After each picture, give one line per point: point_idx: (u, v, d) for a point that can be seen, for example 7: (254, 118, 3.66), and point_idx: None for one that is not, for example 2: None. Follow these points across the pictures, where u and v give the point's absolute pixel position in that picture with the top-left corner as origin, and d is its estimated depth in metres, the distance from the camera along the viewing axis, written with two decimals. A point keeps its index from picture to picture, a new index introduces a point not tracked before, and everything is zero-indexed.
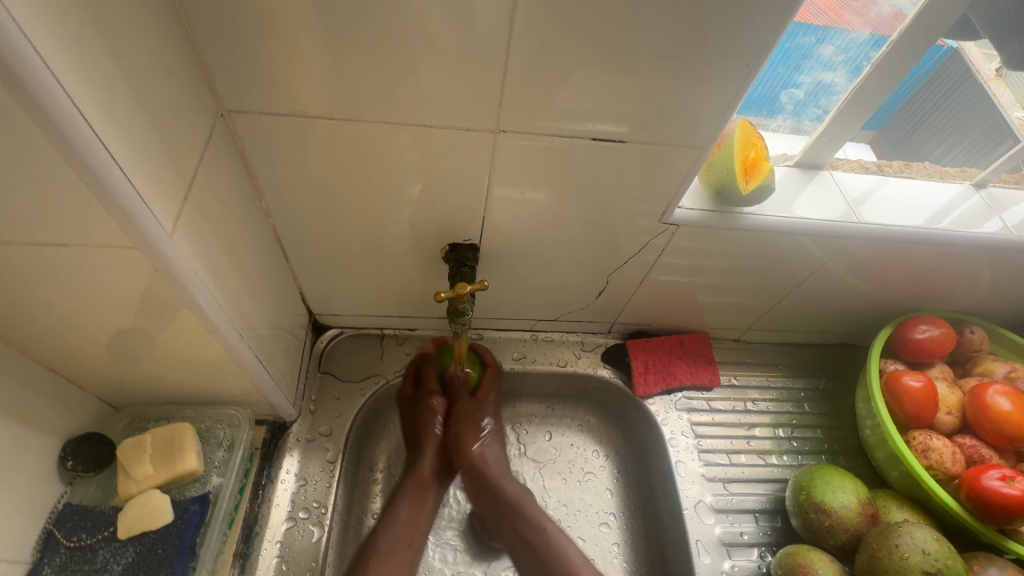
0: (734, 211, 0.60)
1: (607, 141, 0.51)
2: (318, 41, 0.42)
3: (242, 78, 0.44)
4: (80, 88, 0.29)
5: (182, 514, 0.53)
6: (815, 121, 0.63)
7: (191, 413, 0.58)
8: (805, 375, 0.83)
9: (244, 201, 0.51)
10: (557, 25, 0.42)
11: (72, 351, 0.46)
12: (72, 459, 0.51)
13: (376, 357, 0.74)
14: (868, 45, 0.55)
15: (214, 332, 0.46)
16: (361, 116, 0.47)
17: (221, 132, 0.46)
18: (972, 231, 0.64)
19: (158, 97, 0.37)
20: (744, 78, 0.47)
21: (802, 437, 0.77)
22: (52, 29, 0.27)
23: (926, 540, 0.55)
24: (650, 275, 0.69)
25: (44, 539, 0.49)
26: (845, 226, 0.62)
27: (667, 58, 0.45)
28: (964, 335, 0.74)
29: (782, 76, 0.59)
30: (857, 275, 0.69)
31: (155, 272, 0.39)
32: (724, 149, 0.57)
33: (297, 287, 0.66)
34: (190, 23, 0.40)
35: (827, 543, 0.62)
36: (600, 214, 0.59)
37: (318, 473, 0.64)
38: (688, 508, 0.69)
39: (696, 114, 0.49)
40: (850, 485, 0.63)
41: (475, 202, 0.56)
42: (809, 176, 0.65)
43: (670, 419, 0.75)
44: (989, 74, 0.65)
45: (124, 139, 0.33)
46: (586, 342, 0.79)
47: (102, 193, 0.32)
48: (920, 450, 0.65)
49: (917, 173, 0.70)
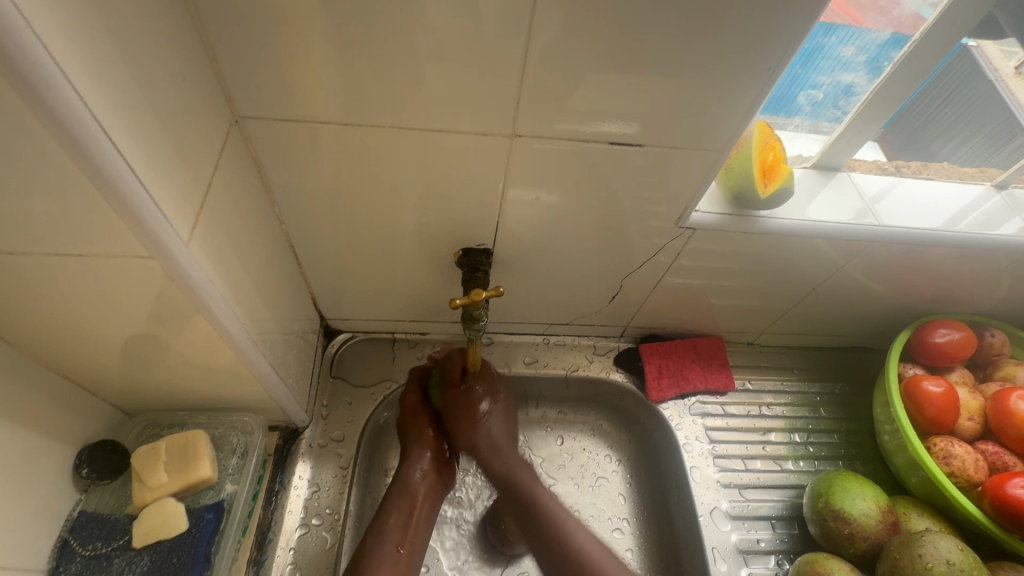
0: (752, 215, 0.59)
1: (622, 146, 0.51)
2: (332, 48, 0.41)
3: (255, 84, 0.43)
4: (95, 94, 0.29)
5: (197, 522, 0.53)
6: (834, 122, 0.61)
7: (204, 420, 0.58)
8: (821, 379, 0.82)
9: (258, 208, 0.51)
10: (575, 27, 0.41)
11: (87, 359, 0.46)
12: (87, 467, 0.51)
13: (388, 362, 0.73)
14: (889, 44, 0.54)
15: (228, 339, 0.46)
16: (375, 121, 0.47)
17: (234, 138, 0.46)
18: (992, 233, 0.63)
19: (173, 103, 0.36)
20: (765, 80, 0.46)
21: (819, 442, 0.76)
22: (71, 39, 0.27)
23: (951, 549, 0.54)
24: (664, 278, 0.68)
25: (59, 547, 0.49)
26: (864, 228, 0.61)
27: (685, 61, 0.44)
28: (985, 338, 0.73)
29: (797, 75, 0.57)
30: (874, 278, 0.68)
31: (172, 280, 0.39)
32: (742, 152, 0.56)
33: (309, 292, 0.66)
34: (205, 30, 0.40)
35: (847, 552, 0.61)
36: (614, 217, 0.58)
37: (330, 479, 0.64)
38: (704, 515, 0.68)
39: (715, 117, 0.49)
40: (869, 492, 0.62)
41: (490, 206, 0.56)
42: (826, 178, 0.65)
43: (684, 424, 0.74)
44: (1008, 72, 0.65)
45: (141, 147, 0.33)
46: (599, 346, 0.78)
47: (118, 202, 0.32)
48: (942, 457, 0.63)
49: (935, 174, 0.69)
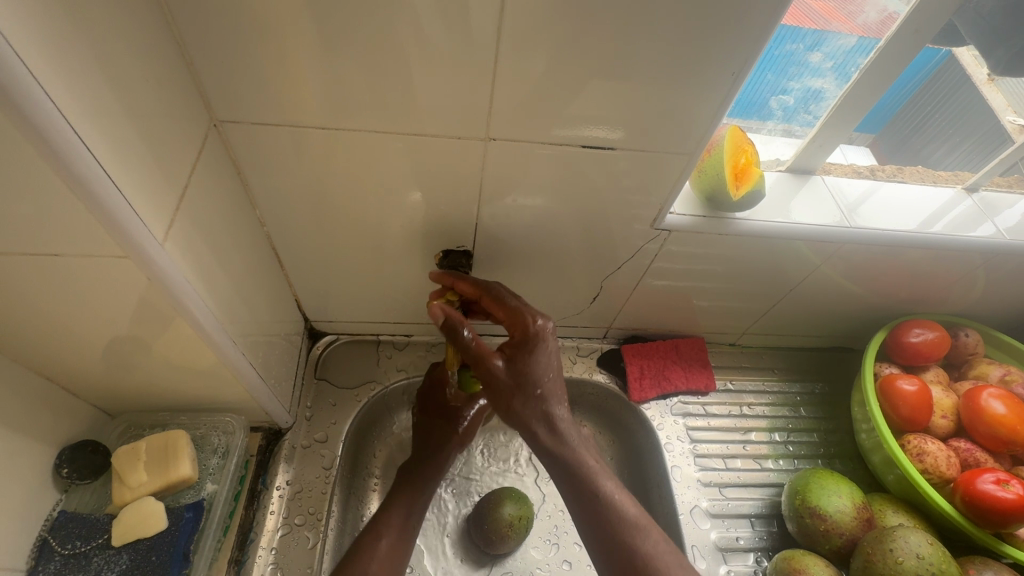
0: (725, 216, 0.60)
1: (598, 148, 0.52)
2: (308, 53, 0.42)
3: (232, 88, 0.44)
4: (67, 98, 0.30)
5: (176, 521, 0.53)
6: (806, 126, 0.63)
7: (186, 420, 0.58)
8: (801, 380, 0.83)
9: (237, 209, 0.51)
10: (544, 34, 0.42)
11: (67, 360, 0.47)
12: (68, 467, 0.51)
13: (372, 364, 0.74)
14: (856, 51, 0.55)
15: (208, 340, 0.47)
16: (352, 125, 0.48)
17: (213, 142, 0.46)
18: (966, 235, 0.65)
19: (147, 106, 0.37)
20: (730, 85, 0.47)
21: (798, 441, 0.77)
22: (42, 47, 0.28)
23: (921, 544, 0.55)
24: (644, 280, 0.69)
25: (39, 546, 0.49)
26: (838, 230, 0.62)
27: (651, 67, 0.45)
28: (959, 338, 0.74)
29: (770, 82, 0.59)
30: (851, 278, 0.69)
31: (148, 280, 0.39)
32: (714, 155, 0.57)
33: (293, 294, 0.66)
34: (181, 35, 0.41)
35: (822, 547, 0.62)
36: (593, 219, 0.59)
37: (313, 480, 0.64)
38: (684, 513, 0.69)
39: (685, 120, 0.50)
40: (844, 489, 0.63)
41: (469, 208, 0.57)
42: (801, 181, 0.66)
43: (666, 424, 0.75)
44: (982, 78, 0.66)
45: (112, 148, 0.34)
46: (582, 347, 0.79)
47: (92, 203, 0.33)
48: (915, 454, 0.65)
49: (909, 177, 0.70)
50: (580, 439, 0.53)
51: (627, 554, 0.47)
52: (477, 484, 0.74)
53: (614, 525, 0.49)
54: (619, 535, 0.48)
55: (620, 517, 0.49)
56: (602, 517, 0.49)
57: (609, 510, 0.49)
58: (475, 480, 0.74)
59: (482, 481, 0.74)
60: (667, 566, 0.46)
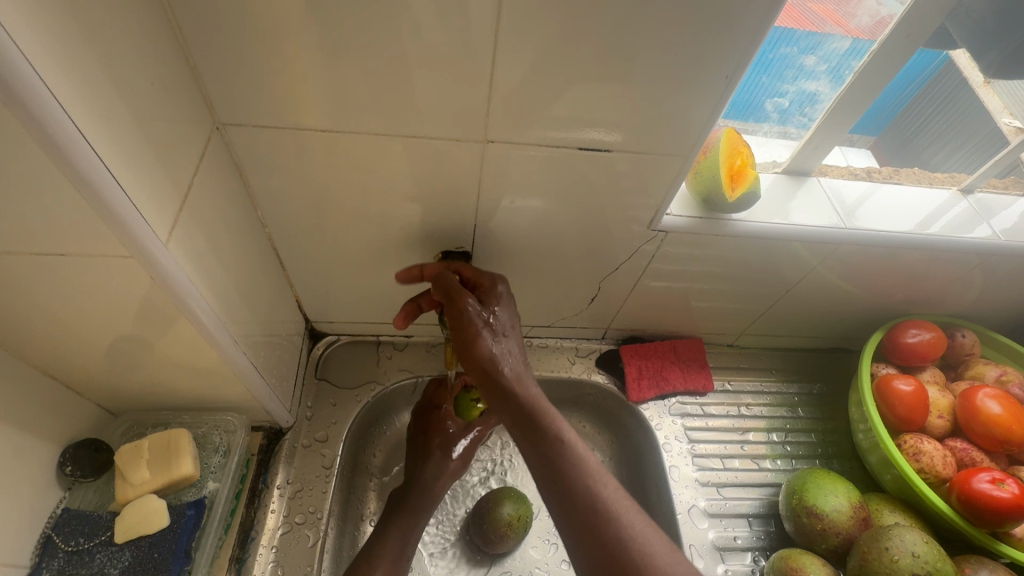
0: (722, 218, 0.61)
1: (595, 150, 0.52)
2: (308, 57, 0.43)
3: (235, 91, 0.45)
4: (74, 100, 0.30)
5: (178, 519, 0.53)
6: (801, 128, 0.64)
7: (188, 419, 0.59)
8: (799, 380, 0.83)
9: (240, 211, 0.52)
10: (541, 38, 0.43)
11: (71, 359, 0.47)
12: (71, 465, 0.52)
13: (372, 365, 0.75)
14: (849, 54, 0.56)
15: (210, 339, 0.47)
16: (352, 128, 0.48)
17: (215, 144, 0.47)
18: (962, 236, 0.65)
19: (151, 108, 0.38)
20: (724, 88, 0.48)
21: (796, 442, 0.77)
22: (51, 50, 0.29)
23: (916, 542, 0.55)
24: (641, 281, 0.70)
25: (43, 543, 0.49)
26: (834, 232, 0.62)
27: (647, 70, 0.46)
28: (956, 339, 0.74)
29: (764, 85, 0.60)
30: (848, 279, 0.70)
31: (152, 280, 0.40)
32: (710, 157, 0.58)
33: (294, 294, 0.67)
34: (184, 39, 0.41)
35: (819, 546, 0.62)
36: (591, 221, 0.60)
37: (314, 479, 0.65)
38: (682, 513, 0.70)
39: (681, 123, 0.50)
40: (841, 488, 0.63)
41: (468, 210, 0.57)
42: (797, 183, 0.66)
43: (664, 424, 0.76)
44: (977, 81, 0.66)
45: (118, 149, 0.34)
46: (581, 347, 0.80)
47: (98, 203, 0.33)
48: (911, 453, 0.65)
49: (905, 178, 0.71)
50: (539, 393, 0.50)
51: (585, 504, 0.43)
52: (477, 484, 0.74)
53: (571, 475, 0.45)
54: (575, 483, 0.44)
55: (579, 462, 0.45)
56: (563, 462, 0.45)
57: (568, 454, 0.46)
58: (475, 480, 0.75)
59: (482, 482, 0.75)
60: (628, 516, 0.43)
